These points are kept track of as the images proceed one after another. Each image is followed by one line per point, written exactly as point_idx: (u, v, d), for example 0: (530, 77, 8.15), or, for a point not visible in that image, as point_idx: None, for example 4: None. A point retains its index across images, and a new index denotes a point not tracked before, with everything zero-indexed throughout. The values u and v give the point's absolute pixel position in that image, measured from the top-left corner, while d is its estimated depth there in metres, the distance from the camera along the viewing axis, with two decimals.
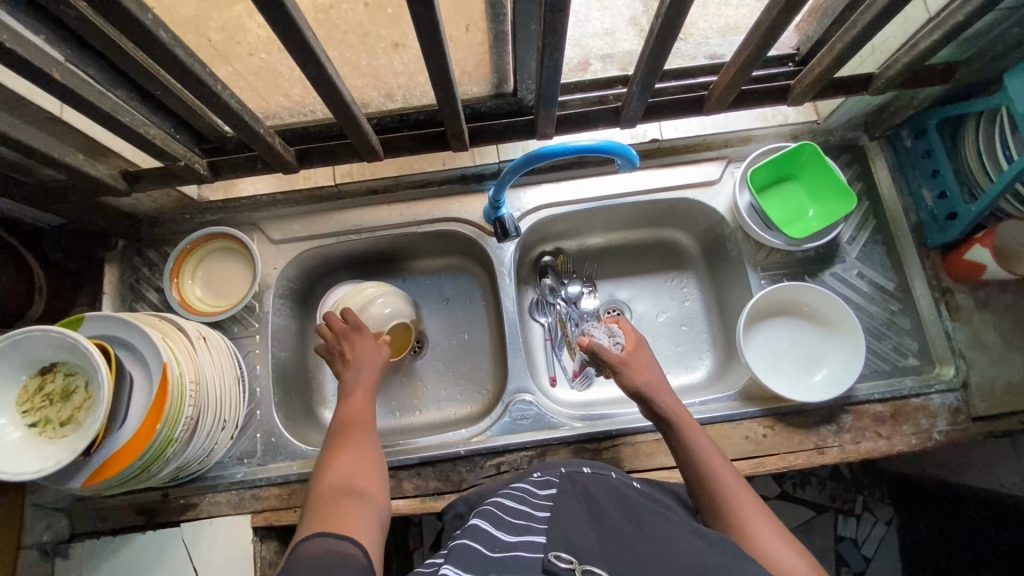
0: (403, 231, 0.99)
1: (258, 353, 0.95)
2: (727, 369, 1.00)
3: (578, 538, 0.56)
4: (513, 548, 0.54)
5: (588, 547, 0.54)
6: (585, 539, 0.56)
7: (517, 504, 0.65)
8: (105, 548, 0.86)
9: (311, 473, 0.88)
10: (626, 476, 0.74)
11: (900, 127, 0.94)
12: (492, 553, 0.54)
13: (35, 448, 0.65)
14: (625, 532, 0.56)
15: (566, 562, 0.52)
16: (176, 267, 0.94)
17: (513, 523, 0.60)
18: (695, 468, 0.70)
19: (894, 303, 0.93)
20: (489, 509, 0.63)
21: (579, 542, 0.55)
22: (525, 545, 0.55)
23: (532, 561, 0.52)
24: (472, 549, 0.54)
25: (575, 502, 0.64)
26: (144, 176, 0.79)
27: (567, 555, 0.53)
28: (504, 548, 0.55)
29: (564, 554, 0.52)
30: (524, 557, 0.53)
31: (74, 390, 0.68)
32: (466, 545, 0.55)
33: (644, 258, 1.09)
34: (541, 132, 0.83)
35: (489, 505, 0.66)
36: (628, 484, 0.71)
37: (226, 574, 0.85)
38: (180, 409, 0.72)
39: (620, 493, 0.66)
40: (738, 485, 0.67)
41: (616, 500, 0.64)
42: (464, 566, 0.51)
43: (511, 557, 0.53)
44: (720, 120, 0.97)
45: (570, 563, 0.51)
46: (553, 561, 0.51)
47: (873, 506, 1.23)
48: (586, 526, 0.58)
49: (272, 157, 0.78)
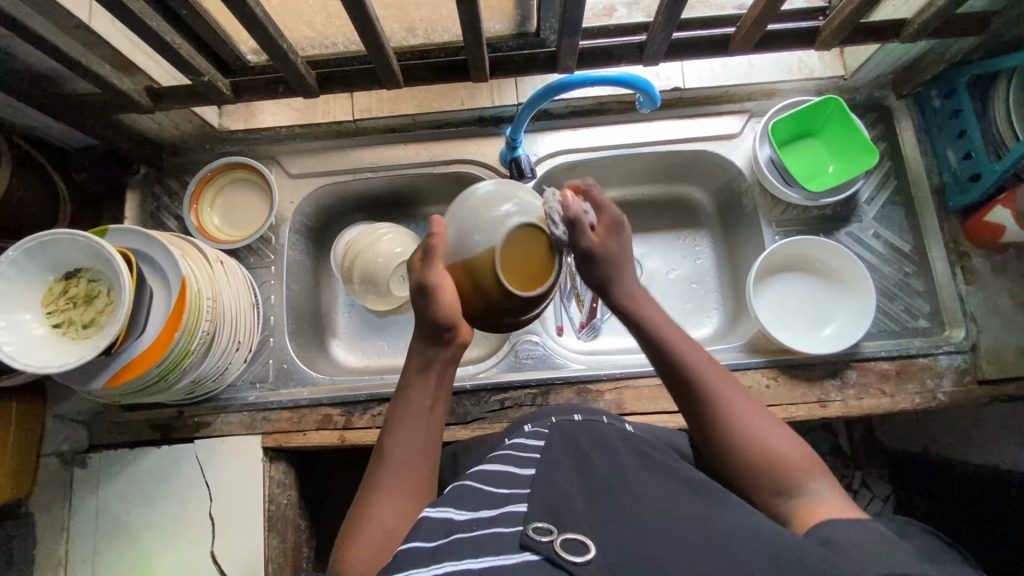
0: (419, 171, 0.99)
1: (273, 284, 0.97)
2: (735, 326, 1.00)
3: (560, 505, 0.51)
4: (490, 525, 0.50)
5: (571, 515, 0.50)
6: (569, 506, 0.52)
7: (501, 465, 0.62)
8: (121, 459, 0.89)
9: (320, 398, 0.91)
10: (618, 420, 0.74)
11: (930, 86, 0.92)
12: (465, 533, 0.49)
13: (57, 346, 0.67)
14: (610, 493, 0.54)
15: (545, 534, 0.47)
16: (196, 194, 0.95)
17: (495, 492, 0.56)
18: (682, 383, 0.63)
19: (908, 265, 0.93)
20: (474, 473, 0.61)
21: (563, 507, 0.51)
22: (504, 518, 0.51)
23: (509, 536, 0.48)
24: (439, 516, 0.52)
25: (561, 457, 0.62)
26: (168, 94, 0.80)
27: (547, 526, 0.48)
28: (481, 523, 0.51)
29: (543, 527, 0.48)
30: (501, 532, 0.49)
31: (96, 294, 0.70)
32: (438, 511, 0.53)
33: (658, 214, 1.09)
34: (563, 67, 0.81)
35: (479, 467, 0.63)
36: (624, 437, 0.67)
37: (236, 488, 0.88)
38: (197, 322, 0.75)
39: (606, 447, 0.64)
40: (737, 398, 0.61)
41: (607, 455, 0.62)
42: (433, 535, 0.49)
43: (488, 535, 0.49)
44: (745, 70, 0.95)
45: (550, 535, 0.47)
46: (532, 537, 0.47)
47: (871, 483, 1.27)
48: (567, 486, 0.55)
49: (293, 78, 0.78)
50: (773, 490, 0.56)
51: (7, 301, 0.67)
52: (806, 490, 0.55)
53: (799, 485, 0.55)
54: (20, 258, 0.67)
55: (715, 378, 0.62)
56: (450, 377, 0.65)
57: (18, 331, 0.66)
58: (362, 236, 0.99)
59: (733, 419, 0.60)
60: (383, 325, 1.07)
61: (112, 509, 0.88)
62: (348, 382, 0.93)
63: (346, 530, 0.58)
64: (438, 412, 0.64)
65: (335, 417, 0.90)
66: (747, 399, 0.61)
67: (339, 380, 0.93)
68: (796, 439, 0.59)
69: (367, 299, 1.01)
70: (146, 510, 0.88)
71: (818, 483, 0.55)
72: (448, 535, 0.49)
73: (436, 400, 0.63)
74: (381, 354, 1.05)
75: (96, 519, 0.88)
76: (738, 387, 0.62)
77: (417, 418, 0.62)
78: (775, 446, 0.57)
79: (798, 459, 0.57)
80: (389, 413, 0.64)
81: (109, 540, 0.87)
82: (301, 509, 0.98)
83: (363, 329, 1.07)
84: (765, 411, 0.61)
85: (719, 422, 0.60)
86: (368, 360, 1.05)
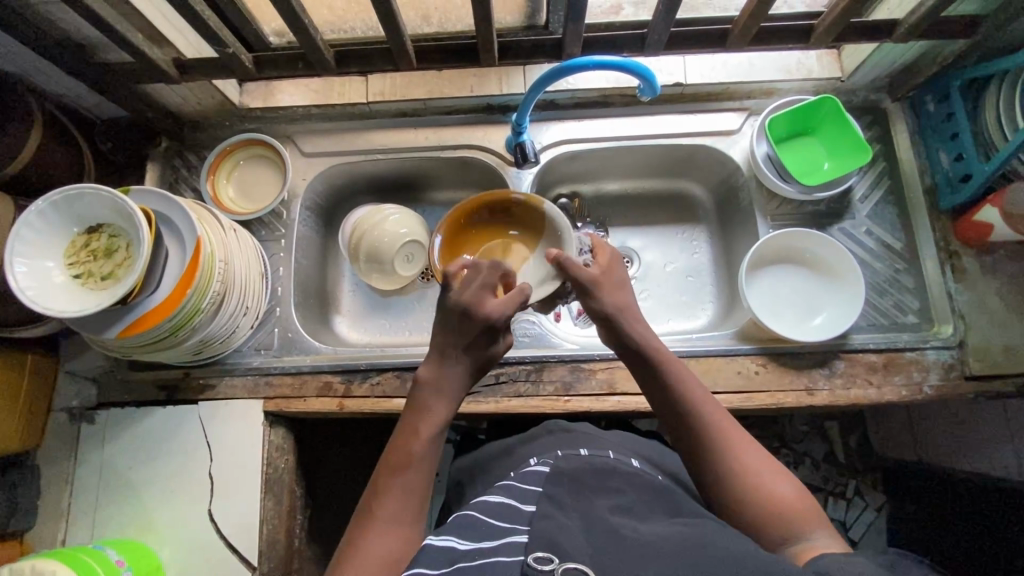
0: (427, 154, 1.03)
1: (282, 256, 1.00)
2: (728, 317, 1.03)
3: (558, 531, 0.51)
4: (491, 554, 0.50)
5: (571, 541, 0.50)
6: (567, 533, 0.51)
7: (504, 496, 0.61)
8: (128, 417, 0.92)
9: (322, 365, 0.94)
10: (624, 456, 0.74)
11: (924, 89, 0.95)
12: (467, 563, 0.50)
13: (76, 293, 0.71)
14: (609, 522, 0.53)
15: (546, 562, 0.47)
16: (213, 166, 1.00)
17: (497, 525, 0.55)
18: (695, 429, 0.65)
19: (899, 262, 0.95)
20: (477, 504, 0.60)
21: (563, 536, 0.50)
22: (506, 546, 0.51)
23: (511, 565, 0.48)
24: (442, 544, 0.53)
25: (563, 487, 0.61)
26: (195, 66, 0.85)
27: (547, 553, 0.48)
28: (483, 554, 0.51)
29: (544, 554, 0.48)
30: (502, 562, 0.49)
31: (116, 249, 0.74)
32: (440, 543, 0.53)
33: (658, 208, 1.12)
34: (567, 53, 0.84)
35: (484, 497, 0.62)
36: (629, 473, 0.66)
37: (236, 449, 0.91)
38: (209, 282, 0.78)
39: (610, 484, 0.63)
40: (739, 439, 0.64)
41: (605, 494, 0.61)
42: (436, 564, 0.51)
43: (489, 564, 0.49)
44: (746, 69, 0.98)
45: (551, 563, 0.47)
46: (533, 565, 0.47)
47: (865, 492, 1.25)
48: (567, 514, 0.55)
49: (313, 54, 0.82)
50: (766, 533, 0.58)
51: (32, 248, 0.71)
52: (805, 534, 0.57)
53: (794, 526, 0.57)
54: (47, 209, 0.71)
55: (727, 426, 0.65)
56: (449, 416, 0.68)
57: (41, 277, 0.70)
58: (371, 217, 1.02)
59: (735, 457, 0.62)
60: (384, 304, 1.10)
61: (117, 465, 0.91)
62: (349, 352, 0.96)
63: (340, 554, 0.59)
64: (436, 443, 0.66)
65: (335, 385, 0.93)
66: (752, 444, 0.64)
67: (341, 350, 0.96)
68: (791, 480, 0.61)
69: (372, 277, 1.04)
70: (149, 467, 0.91)
71: (814, 529, 0.57)
72: (451, 564, 0.51)
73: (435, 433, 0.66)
74: (383, 332, 1.08)
75: (100, 474, 0.91)
76: (742, 434, 0.65)
77: (415, 451, 0.64)
78: (774, 489, 0.60)
79: (799, 506, 0.59)
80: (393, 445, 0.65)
81: (111, 494, 0.90)
82: (297, 476, 1.00)
83: (366, 308, 1.10)
84: (768, 456, 0.63)
85: (728, 462, 0.62)
86: (369, 337, 1.08)
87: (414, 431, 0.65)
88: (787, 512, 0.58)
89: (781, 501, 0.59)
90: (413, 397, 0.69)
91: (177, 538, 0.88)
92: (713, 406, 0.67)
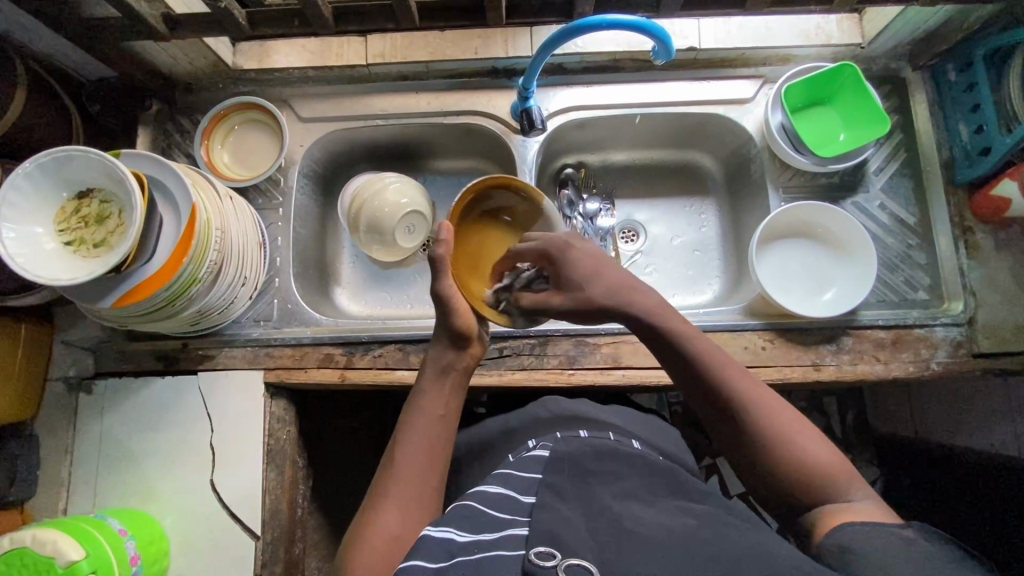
0: (429, 120, 0.99)
1: (281, 225, 0.97)
2: (736, 292, 1.01)
3: (560, 525, 0.50)
4: (491, 546, 0.49)
5: (572, 534, 0.49)
6: (569, 527, 0.50)
7: (502, 485, 0.60)
8: (126, 386, 0.91)
9: (322, 337, 0.92)
10: (624, 438, 0.74)
11: (947, 58, 0.91)
12: (466, 556, 0.49)
13: (68, 261, 0.69)
14: (613, 513, 0.53)
15: (549, 558, 0.46)
16: (208, 130, 0.96)
17: (496, 517, 0.54)
18: (724, 400, 0.60)
19: (911, 237, 0.93)
20: (475, 492, 0.59)
21: (564, 530, 0.50)
22: (505, 540, 0.50)
23: (511, 560, 0.47)
24: (440, 536, 0.51)
25: (564, 476, 0.60)
26: (185, 22, 0.80)
27: (549, 548, 0.47)
28: (484, 546, 0.50)
29: (546, 549, 0.47)
30: (504, 555, 0.48)
31: (108, 216, 0.71)
32: (439, 534, 0.52)
33: (666, 179, 1.09)
34: (579, 11, 0.80)
35: (482, 485, 0.61)
36: (630, 454, 0.65)
37: (236, 420, 0.90)
38: (206, 250, 0.75)
39: (612, 470, 0.62)
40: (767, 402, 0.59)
41: (609, 482, 0.60)
42: (435, 556, 0.49)
43: (489, 556, 0.48)
44: (763, 33, 0.94)
45: (553, 559, 0.46)
46: (534, 562, 0.46)
47: (860, 466, 1.27)
48: (568, 506, 0.55)
49: (310, 11, 0.78)
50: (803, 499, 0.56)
51: (19, 212, 0.68)
52: (844, 497, 0.56)
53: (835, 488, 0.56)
54: (34, 171, 0.68)
55: (755, 389, 0.60)
56: (459, 396, 0.70)
57: (30, 243, 0.68)
58: (371, 185, 0.99)
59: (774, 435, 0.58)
60: (385, 277, 1.08)
61: (116, 435, 0.90)
62: (350, 325, 0.94)
63: (352, 538, 0.59)
64: (448, 423, 0.67)
65: (336, 356, 0.92)
66: (781, 403, 0.60)
67: (342, 322, 0.95)
68: (823, 441, 0.59)
69: (372, 248, 1.02)
70: (148, 437, 0.90)
71: (851, 489, 0.56)
72: (450, 557, 0.49)
73: (447, 413, 0.68)
74: (385, 304, 1.07)
75: (100, 443, 0.90)
76: (771, 394, 0.60)
77: (428, 429, 0.66)
78: (807, 456, 0.57)
79: (832, 470, 0.57)
80: (403, 423, 0.67)
81: (111, 464, 0.90)
82: (298, 447, 1.00)
83: (367, 280, 1.08)
84: (800, 416, 0.60)
85: (761, 435, 0.58)
86: (369, 309, 1.07)
87: (424, 409, 0.67)
88: (818, 477, 0.56)
89: (815, 467, 0.57)
90: (422, 373, 0.70)
91: (178, 509, 0.88)
92: (743, 376, 0.61)
